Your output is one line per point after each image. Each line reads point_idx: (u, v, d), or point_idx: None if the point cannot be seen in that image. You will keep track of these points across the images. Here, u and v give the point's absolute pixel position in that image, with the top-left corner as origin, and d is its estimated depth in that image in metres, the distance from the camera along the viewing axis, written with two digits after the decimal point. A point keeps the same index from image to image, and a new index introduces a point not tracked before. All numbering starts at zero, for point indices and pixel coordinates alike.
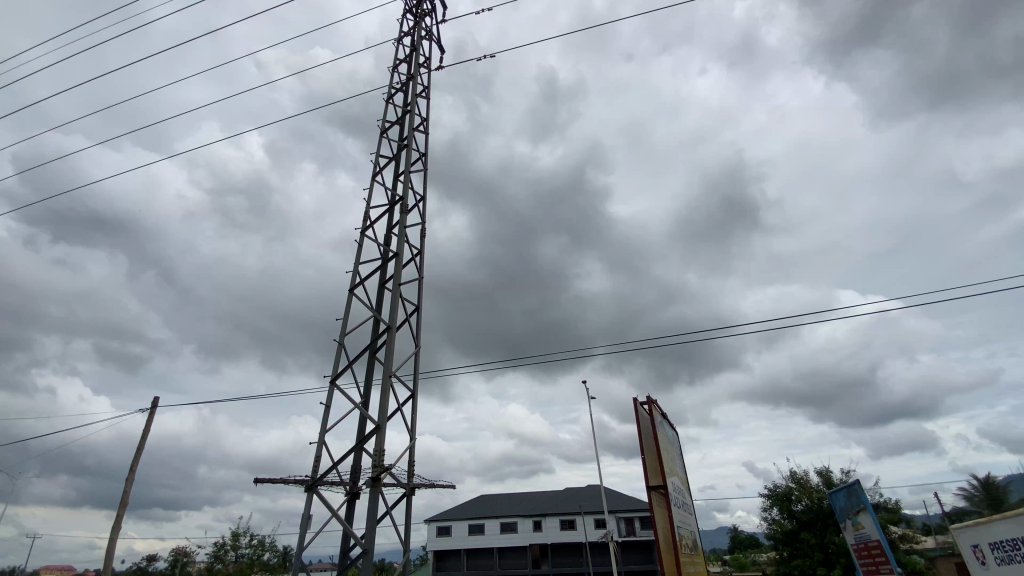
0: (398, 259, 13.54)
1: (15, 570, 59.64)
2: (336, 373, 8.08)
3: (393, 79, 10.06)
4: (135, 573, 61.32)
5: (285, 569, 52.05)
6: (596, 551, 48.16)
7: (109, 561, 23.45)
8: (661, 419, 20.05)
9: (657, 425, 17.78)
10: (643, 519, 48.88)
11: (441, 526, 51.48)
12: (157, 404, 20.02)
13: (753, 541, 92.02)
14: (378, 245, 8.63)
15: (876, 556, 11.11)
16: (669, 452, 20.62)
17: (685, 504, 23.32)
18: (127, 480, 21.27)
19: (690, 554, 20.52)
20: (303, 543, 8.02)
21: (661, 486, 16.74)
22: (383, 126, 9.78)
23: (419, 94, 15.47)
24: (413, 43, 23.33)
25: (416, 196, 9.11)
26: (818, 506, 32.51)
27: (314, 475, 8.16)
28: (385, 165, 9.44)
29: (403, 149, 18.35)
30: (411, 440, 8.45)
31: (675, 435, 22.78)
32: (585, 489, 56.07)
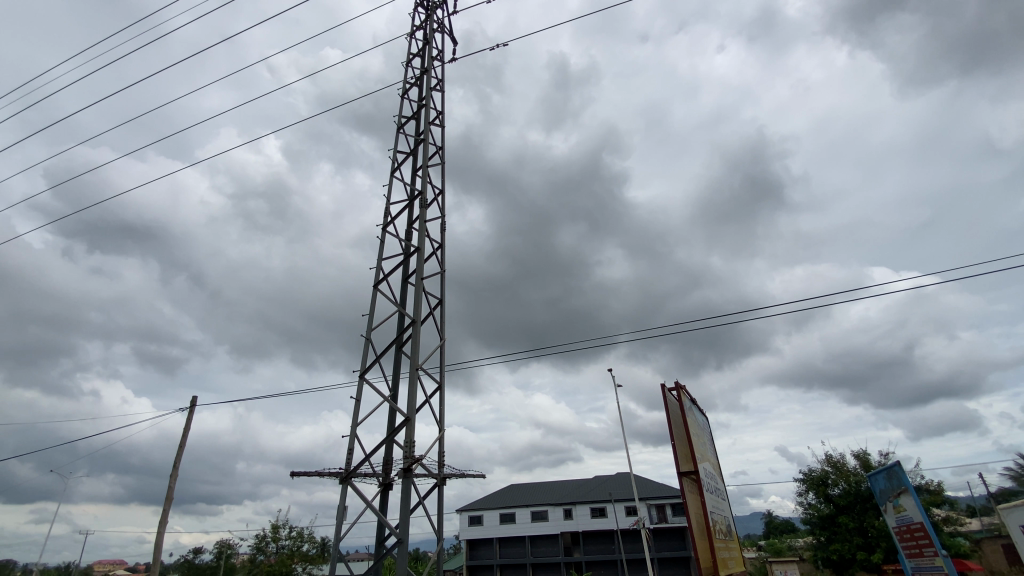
0: (420, 254, 13.67)
1: (69, 565, 62.73)
2: (365, 368, 8.25)
3: (409, 78, 11.80)
4: (184, 565, 64.01)
5: (324, 560, 53.63)
6: (628, 538, 48.04)
7: (159, 553, 24.50)
8: (691, 405, 19.70)
9: (686, 411, 17.49)
10: (675, 505, 48.45)
11: (473, 516, 52.11)
12: (196, 405, 20.74)
13: (789, 527, 90.54)
14: (400, 235, 10.22)
15: (920, 539, 10.62)
16: (700, 438, 20.26)
17: (718, 489, 23.04)
18: (171, 477, 22.14)
19: (724, 539, 20.22)
20: (340, 533, 8.14)
21: (692, 472, 16.38)
22: (402, 124, 11.35)
23: (434, 87, 15.45)
24: (426, 36, 23.20)
25: (433, 189, 10.68)
26: (856, 490, 31.56)
27: (348, 467, 8.25)
28: (404, 159, 11.00)
29: (419, 143, 18.31)
30: (440, 432, 8.43)
31: (705, 420, 22.51)
32: (615, 476, 55.95)
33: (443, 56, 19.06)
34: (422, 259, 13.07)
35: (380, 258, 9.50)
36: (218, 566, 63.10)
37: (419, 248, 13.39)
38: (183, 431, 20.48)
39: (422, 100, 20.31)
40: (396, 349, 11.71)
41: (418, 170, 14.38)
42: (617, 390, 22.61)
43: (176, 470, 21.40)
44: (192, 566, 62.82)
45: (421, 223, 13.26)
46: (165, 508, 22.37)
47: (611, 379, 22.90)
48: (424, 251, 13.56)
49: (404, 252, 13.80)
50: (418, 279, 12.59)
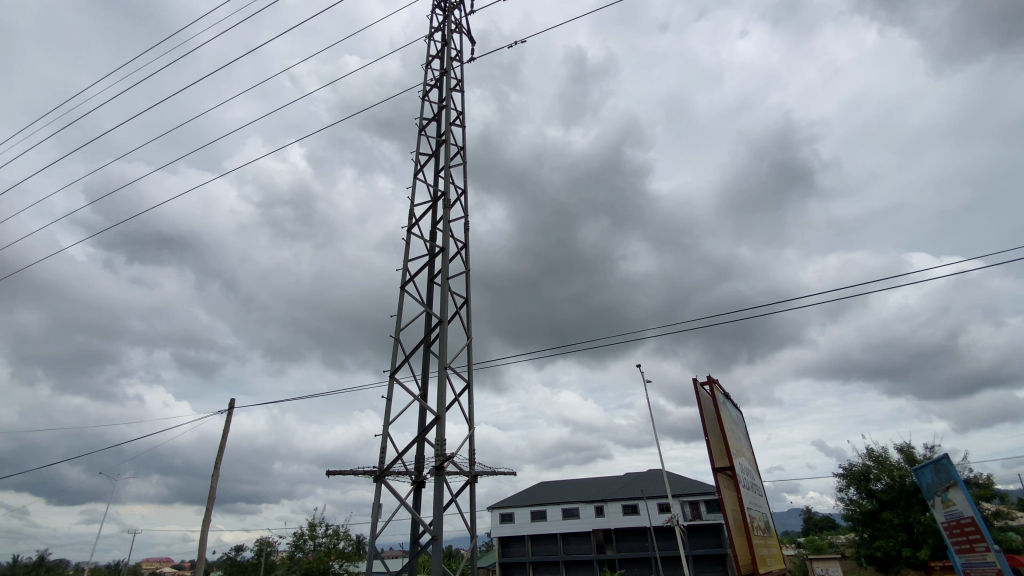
0: (445, 254, 13.68)
1: (120, 563, 65.56)
2: (394, 367, 8.14)
3: (426, 77, 9.48)
4: (226, 562, 66.25)
5: (359, 556, 54.65)
6: (662, 535, 47.37)
7: (203, 551, 25.32)
8: (724, 399, 19.14)
9: (720, 405, 16.98)
10: (709, 502, 47.47)
11: (504, 514, 52.22)
12: (233, 407, 21.34)
13: (828, 523, 87.80)
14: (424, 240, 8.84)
15: (971, 534, 10.04)
16: (734, 433, 19.68)
17: (755, 485, 22.43)
18: (212, 477, 22.86)
19: (762, 536, 19.66)
20: (375, 531, 8.10)
21: (727, 467, 15.91)
22: (422, 124, 9.20)
23: (454, 88, 15.43)
24: (445, 37, 23.28)
25: (457, 191, 8.62)
26: (900, 484, 30.27)
27: (381, 466, 8.18)
28: (425, 163, 8.97)
29: (441, 144, 18.38)
30: (471, 430, 8.30)
31: (739, 414, 21.92)
32: (647, 473, 55.24)
33: (462, 56, 19.05)
34: (448, 259, 13.07)
35: (405, 260, 9.43)
36: (259, 563, 65.09)
37: (444, 249, 13.41)
38: (222, 433, 21.06)
39: (443, 101, 20.41)
40: (424, 348, 11.64)
41: (441, 171, 14.42)
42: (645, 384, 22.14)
43: (217, 471, 22.02)
44: (234, 564, 65.01)
45: (445, 223, 13.23)
46: (208, 507, 23.11)
47: (639, 375, 22.48)
48: (449, 251, 13.55)
49: (429, 253, 13.82)
50: (444, 279, 12.59)
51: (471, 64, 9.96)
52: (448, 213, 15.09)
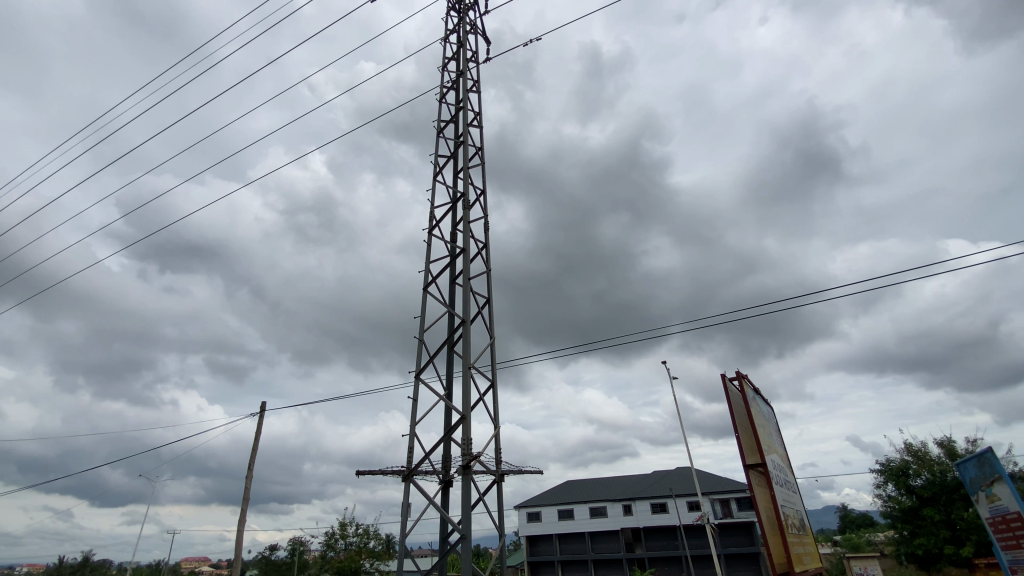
0: (466, 254, 13.64)
1: (160, 563, 67.87)
2: (419, 367, 8.02)
3: (444, 79, 9.45)
4: (262, 561, 68.10)
5: (389, 556, 55.36)
6: (692, 533, 46.60)
7: (240, 550, 26.02)
8: (754, 393, 18.70)
9: (750, 400, 16.55)
10: (740, 499, 46.44)
11: (531, 513, 52.13)
12: (264, 409, 21.89)
13: (866, 520, 85.07)
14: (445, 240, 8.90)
15: (1018, 530, 9.51)
16: (765, 429, 19.19)
17: (789, 482, 21.87)
18: (246, 478, 23.45)
19: (798, 534, 19.11)
20: (404, 531, 7.96)
21: (759, 464, 15.49)
22: (440, 125, 9.25)
23: (470, 89, 15.40)
24: (460, 39, 23.36)
25: (476, 192, 8.58)
26: (941, 480, 29.08)
27: (408, 465, 8.02)
28: (445, 164, 8.87)
29: (460, 145, 18.42)
30: (496, 429, 7.98)
31: (770, 410, 21.38)
32: (675, 471, 54.42)
33: (477, 57, 19.06)
34: (468, 260, 13.02)
35: (428, 262, 9.43)
36: (293, 562, 66.60)
37: (465, 249, 13.39)
38: (255, 435, 21.57)
39: (460, 102, 20.45)
40: (448, 349, 11.56)
41: (460, 172, 14.45)
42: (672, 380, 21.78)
43: (251, 472, 22.59)
44: (269, 562, 66.70)
45: (465, 223, 13.18)
46: (243, 507, 23.76)
47: (666, 371, 22.15)
48: (469, 251, 13.54)
49: (450, 253, 13.81)
50: (465, 279, 12.55)
51: (488, 64, 9.92)
52: (467, 214, 15.11)
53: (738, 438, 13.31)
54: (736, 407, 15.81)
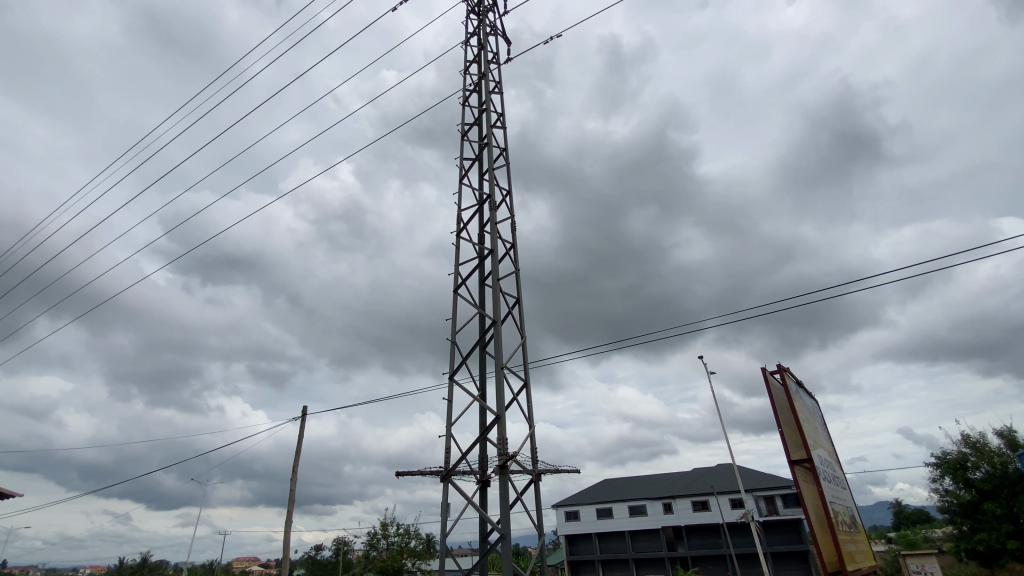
0: (494, 255, 13.71)
1: (213, 562, 70.87)
2: (453, 369, 8.06)
3: (466, 84, 10.20)
4: (308, 561, 70.12)
5: (431, 555, 56.14)
6: (736, 531, 45.45)
7: (288, 551, 26.88)
8: (796, 386, 17.99)
9: (793, 393, 15.94)
10: (786, 496, 44.92)
11: (569, 512, 51.80)
12: (305, 412, 22.64)
13: (922, 517, 80.82)
14: (473, 242, 8.91)
15: None
16: (811, 423, 18.48)
17: (837, 477, 21.05)
18: (291, 481, 24.11)
19: (849, 531, 18.38)
20: (445, 531, 7.97)
21: (805, 460, 14.89)
22: (465, 129, 9.96)
23: (492, 90, 15.51)
24: (481, 41, 23.59)
25: (501, 192, 9.07)
26: (1003, 473, 27.47)
27: (446, 465, 8.03)
28: (470, 167, 9.65)
29: (484, 147, 18.60)
30: (532, 428, 7.90)
31: (814, 403, 20.63)
32: (716, 468, 53.17)
33: (498, 58, 19.14)
34: (496, 261, 13.09)
35: (458, 264, 9.58)
36: (337, 562, 68.28)
37: (493, 250, 13.48)
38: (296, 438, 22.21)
39: (484, 104, 20.60)
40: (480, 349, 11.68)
41: (485, 173, 14.52)
42: (710, 375, 21.12)
43: (293, 475, 23.24)
44: (315, 562, 68.56)
45: (493, 225, 13.30)
46: (288, 509, 24.50)
47: (704, 367, 21.60)
48: (498, 252, 13.61)
49: (479, 255, 13.93)
50: (495, 280, 12.70)
51: (509, 64, 10.47)
52: (494, 215, 15.18)
53: (781, 434, 12.77)
54: (778, 401, 15.22)
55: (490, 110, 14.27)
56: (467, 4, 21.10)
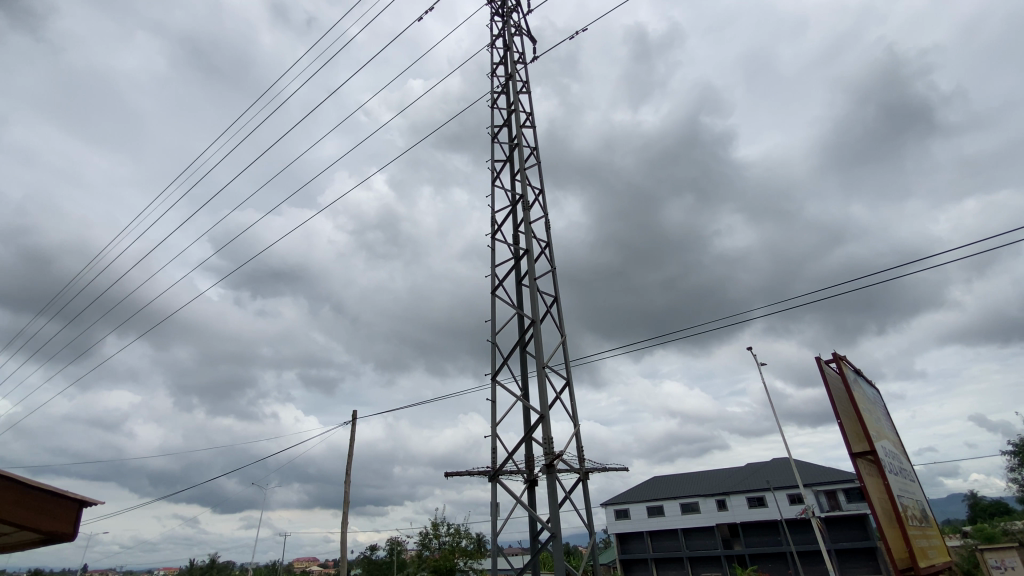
0: (529, 254, 13.95)
1: (276, 562, 74.39)
2: (495, 370, 8.25)
3: (493, 83, 9.71)
4: (365, 560, 72.55)
5: (482, 554, 56.91)
6: (796, 528, 43.82)
7: (346, 551, 27.95)
8: (855, 376, 17.20)
9: (851, 383, 15.23)
10: (849, 491, 42.86)
11: (619, 510, 51.29)
12: (355, 418, 23.53)
13: (1001, 508, 75.28)
14: (508, 246, 8.42)
15: None
16: (872, 413, 17.67)
17: (904, 468, 20.02)
18: (346, 483, 25.08)
19: (920, 526, 17.45)
20: (495, 529, 8.07)
21: (868, 452, 14.18)
22: (493, 129, 9.43)
23: (520, 91, 15.72)
24: (507, 42, 23.85)
25: (534, 192, 8.55)
26: None
27: (494, 464, 8.20)
28: (501, 168, 9.15)
29: (514, 147, 18.86)
30: (577, 426, 7.78)
31: (874, 391, 19.68)
32: (772, 463, 51.37)
33: (524, 59, 19.26)
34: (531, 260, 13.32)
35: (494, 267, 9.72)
36: (393, 561, 70.33)
37: (528, 250, 13.71)
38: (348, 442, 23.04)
39: (512, 105, 20.85)
40: (521, 349, 11.86)
41: (517, 175, 14.68)
42: (761, 367, 20.64)
43: (349, 477, 24.12)
44: (371, 561, 70.83)
45: (526, 225, 13.44)
46: (344, 511, 25.43)
47: (755, 360, 21.10)
48: (533, 251, 13.83)
49: (514, 256, 14.12)
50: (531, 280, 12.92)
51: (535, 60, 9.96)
52: (528, 216, 15.33)
53: (840, 425, 12.19)
54: (835, 390, 14.60)
55: (518, 112, 14.38)
56: (491, 6, 21.36)
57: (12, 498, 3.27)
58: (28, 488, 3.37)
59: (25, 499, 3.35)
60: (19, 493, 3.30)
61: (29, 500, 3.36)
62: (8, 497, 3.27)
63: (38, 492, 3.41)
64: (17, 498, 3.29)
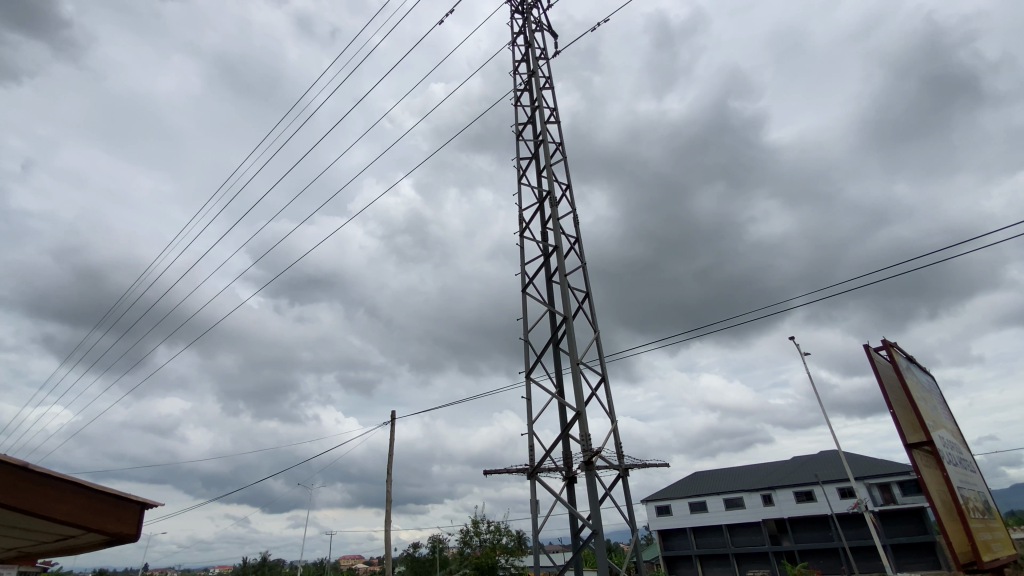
0: (558, 250, 14.07)
1: (323, 561, 76.64)
2: (530, 368, 8.18)
3: (518, 83, 10.42)
4: (408, 558, 73.98)
5: (523, 551, 57.27)
6: (848, 523, 42.19)
7: (389, 548, 28.61)
8: (907, 362, 16.40)
9: (904, 370, 14.51)
10: (904, 483, 40.95)
11: (660, 506, 50.60)
12: (394, 418, 24.04)
13: None
14: (537, 239, 9.20)
15: None
16: (928, 401, 16.84)
17: (963, 459, 19.05)
18: (387, 483, 25.62)
19: (982, 519, 16.58)
20: (536, 527, 8.02)
21: (924, 442, 13.48)
22: (518, 129, 10.17)
23: (542, 88, 15.87)
24: (527, 39, 24.01)
25: (560, 187, 9.30)
26: None
27: (531, 462, 8.18)
28: (527, 166, 9.87)
29: (540, 144, 19.00)
30: (615, 423, 7.47)
31: (929, 377, 18.74)
32: (820, 456, 49.62)
33: (546, 55, 19.38)
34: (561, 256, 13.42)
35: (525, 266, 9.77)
36: (435, 559, 71.42)
37: (557, 246, 13.88)
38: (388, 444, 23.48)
39: (536, 102, 20.97)
40: (554, 346, 11.81)
41: (543, 172, 14.75)
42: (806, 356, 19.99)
43: (389, 476, 24.64)
44: (414, 560, 72.10)
45: (553, 223, 13.57)
46: (386, 509, 26.02)
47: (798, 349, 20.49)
48: (562, 247, 13.94)
49: (543, 253, 14.24)
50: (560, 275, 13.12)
51: (555, 58, 10.69)
52: (555, 212, 15.48)
53: (894, 420, 11.57)
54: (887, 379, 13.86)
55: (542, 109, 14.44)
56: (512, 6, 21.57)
57: (84, 503, 3.32)
58: (99, 492, 3.42)
59: (97, 503, 3.40)
60: (91, 495, 3.36)
61: (98, 504, 3.40)
62: (77, 502, 3.30)
63: (107, 496, 3.45)
64: (90, 502, 3.35)
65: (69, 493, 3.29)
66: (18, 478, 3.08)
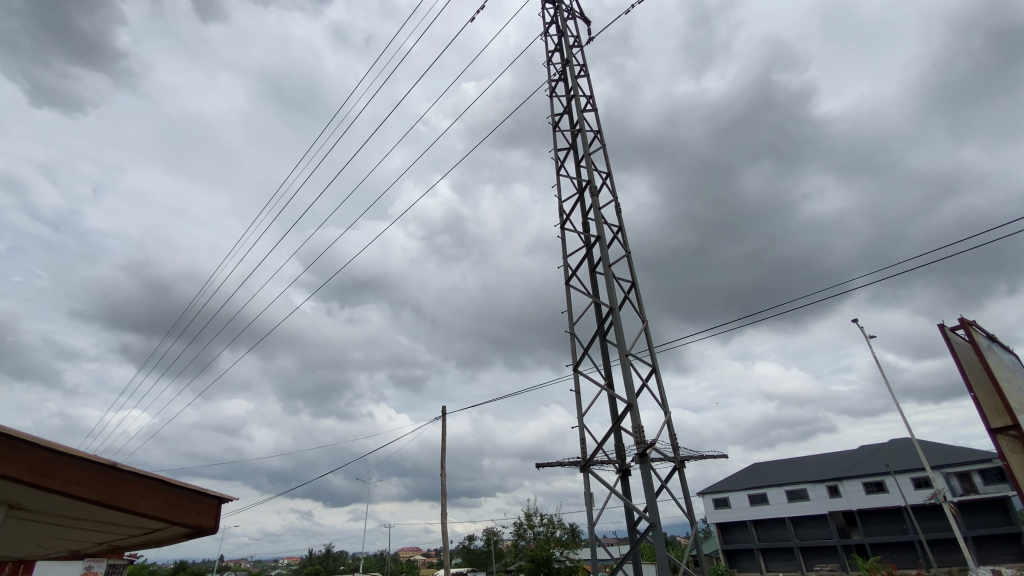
0: (601, 241, 14.03)
1: (383, 554, 79.20)
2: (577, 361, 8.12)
3: (551, 71, 9.80)
4: (464, 551, 75.44)
5: (578, 544, 57.26)
6: (924, 515, 39.79)
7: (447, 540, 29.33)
8: (988, 340, 15.26)
9: (985, 350, 13.52)
10: (986, 472, 38.09)
11: (718, 499, 49.33)
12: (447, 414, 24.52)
13: None
14: (578, 231, 8.34)
15: None
16: (1013, 382, 15.66)
17: None
18: (442, 476, 26.26)
19: None
20: (592, 519, 8.12)
21: (1010, 427, 12.58)
22: (554, 118, 9.63)
23: (577, 77, 15.84)
24: (560, 29, 23.90)
25: (600, 175, 8.64)
26: None
27: (584, 455, 8.23)
28: (566, 157, 9.24)
29: (577, 134, 18.94)
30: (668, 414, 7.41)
31: (1013, 356, 17.40)
32: (890, 445, 46.88)
33: (580, 42, 19.20)
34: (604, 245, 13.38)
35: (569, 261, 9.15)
36: (490, 552, 72.50)
37: (600, 236, 13.81)
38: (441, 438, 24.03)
39: (572, 91, 20.87)
40: (601, 338, 11.71)
41: (583, 161, 14.74)
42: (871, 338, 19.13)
43: (444, 469, 25.22)
44: (470, 552, 73.41)
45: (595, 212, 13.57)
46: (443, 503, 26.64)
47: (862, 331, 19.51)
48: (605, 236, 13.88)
49: (586, 244, 14.23)
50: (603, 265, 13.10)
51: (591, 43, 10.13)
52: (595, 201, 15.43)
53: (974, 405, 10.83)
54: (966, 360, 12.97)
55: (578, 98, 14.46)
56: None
57: (165, 499, 3.44)
58: (178, 488, 3.51)
59: (178, 499, 3.50)
60: (171, 493, 3.45)
61: (180, 500, 3.50)
62: (159, 498, 3.41)
63: (186, 492, 3.56)
64: (172, 498, 3.45)
65: (151, 490, 3.38)
66: (110, 478, 3.22)
